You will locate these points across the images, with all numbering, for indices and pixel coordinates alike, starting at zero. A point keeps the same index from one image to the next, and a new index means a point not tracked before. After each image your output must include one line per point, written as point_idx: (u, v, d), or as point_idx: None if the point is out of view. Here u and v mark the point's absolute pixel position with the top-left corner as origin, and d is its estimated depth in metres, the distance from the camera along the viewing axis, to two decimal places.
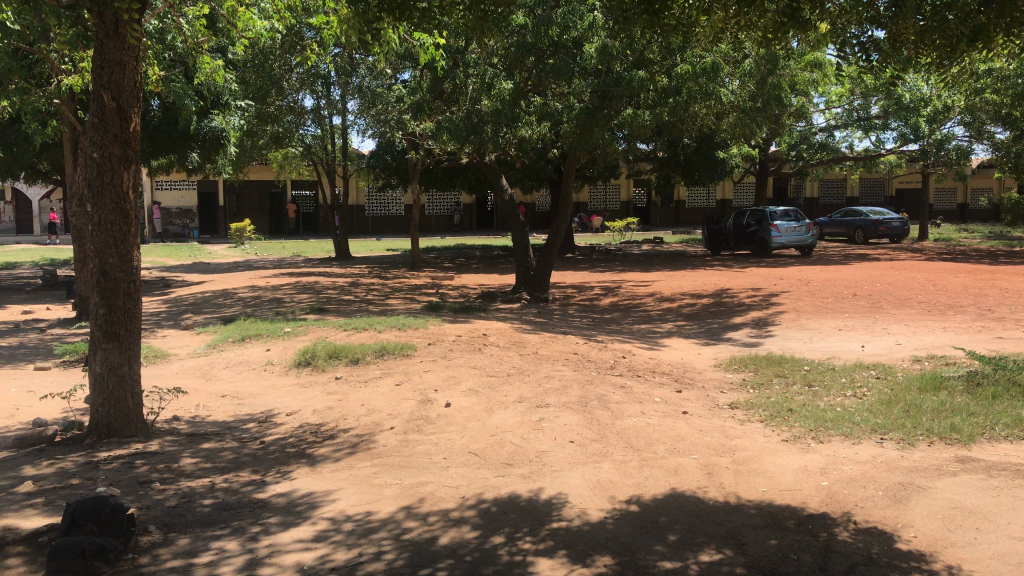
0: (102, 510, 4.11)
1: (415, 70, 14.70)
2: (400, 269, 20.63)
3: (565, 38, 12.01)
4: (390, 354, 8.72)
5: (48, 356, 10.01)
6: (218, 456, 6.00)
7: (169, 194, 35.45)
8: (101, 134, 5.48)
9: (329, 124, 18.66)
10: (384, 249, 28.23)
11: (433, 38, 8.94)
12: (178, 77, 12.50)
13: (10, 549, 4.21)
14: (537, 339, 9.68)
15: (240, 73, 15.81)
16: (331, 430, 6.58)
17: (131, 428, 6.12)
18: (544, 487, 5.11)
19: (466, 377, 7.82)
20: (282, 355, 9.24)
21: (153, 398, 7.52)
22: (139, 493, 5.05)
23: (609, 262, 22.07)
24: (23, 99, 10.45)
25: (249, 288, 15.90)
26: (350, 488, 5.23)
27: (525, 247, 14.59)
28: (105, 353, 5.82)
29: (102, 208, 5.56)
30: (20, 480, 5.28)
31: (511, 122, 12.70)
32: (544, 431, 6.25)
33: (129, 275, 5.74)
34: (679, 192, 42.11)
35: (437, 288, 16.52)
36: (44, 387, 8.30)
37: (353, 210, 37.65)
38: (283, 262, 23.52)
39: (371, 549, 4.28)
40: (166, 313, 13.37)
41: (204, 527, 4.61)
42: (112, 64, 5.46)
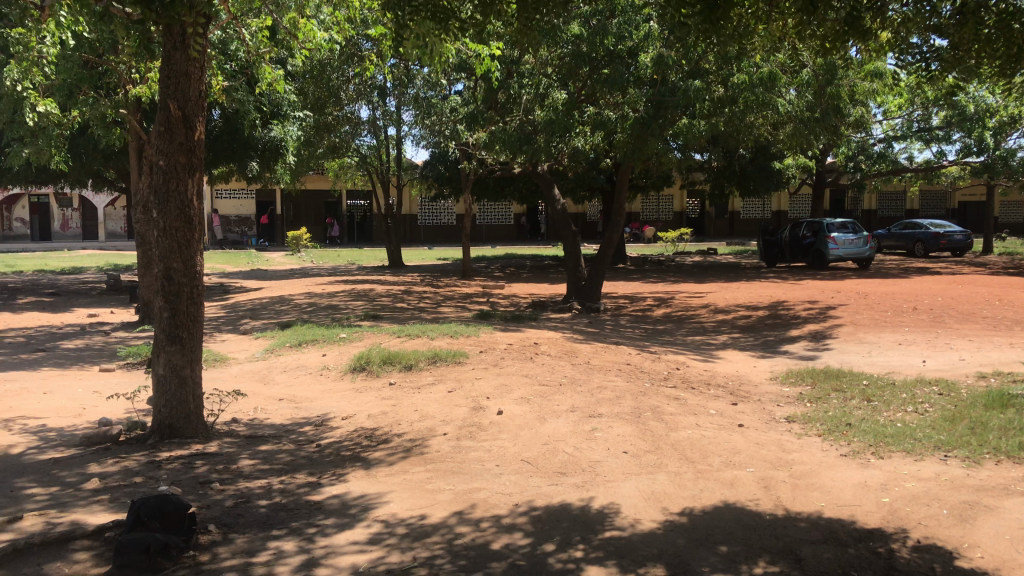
0: (166, 508, 4.25)
1: (471, 79, 14.83)
2: (451, 277, 20.74)
3: (621, 48, 12.07)
4: (442, 361, 8.78)
5: (112, 357, 10.31)
6: (276, 458, 6.11)
7: (228, 202, 36.38)
8: (167, 142, 5.68)
9: (383, 135, 18.90)
10: (437, 258, 28.43)
11: (489, 46, 9.16)
12: (241, 86, 12.80)
13: (76, 544, 4.39)
14: (590, 348, 9.66)
15: (299, 85, 16.40)
16: (384, 435, 6.64)
17: (192, 429, 6.28)
18: (595, 496, 5.10)
19: (518, 386, 7.82)
20: (338, 360, 9.37)
21: (214, 400, 7.71)
22: (200, 492, 5.19)
23: (662, 273, 21.95)
24: (92, 109, 10.99)
25: (306, 295, 16.16)
26: (403, 492, 5.28)
27: (576, 256, 14.59)
28: (169, 355, 5.99)
29: (168, 214, 5.74)
30: (87, 478, 5.49)
31: (564, 133, 12.57)
32: (597, 440, 6.23)
33: (192, 280, 5.91)
34: (735, 203, 41.76)
35: (488, 296, 16.63)
36: (109, 388, 8.55)
37: (406, 220, 38.26)
38: (338, 269, 23.85)
39: (425, 552, 4.32)
40: (226, 318, 13.67)
41: (263, 527, 4.71)
42: (178, 75, 5.66)
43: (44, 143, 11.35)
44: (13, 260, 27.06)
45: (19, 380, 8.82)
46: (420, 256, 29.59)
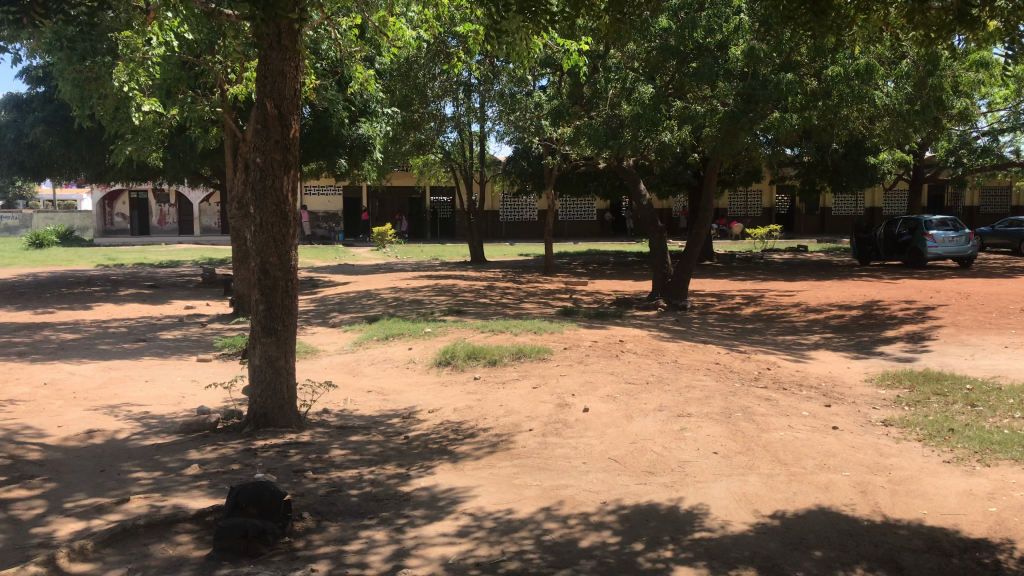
0: (263, 494, 4.39)
1: (557, 75, 14.80)
2: (534, 273, 20.79)
3: (710, 41, 11.89)
4: (527, 357, 8.81)
5: (209, 348, 10.70)
6: (365, 449, 6.23)
7: (316, 198, 37.31)
8: (264, 140, 5.84)
9: (467, 131, 19.05)
10: (519, 254, 28.52)
11: (577, 42, 9.14)
12: (331, 85, 13.08)
13: (180, 526, 4.58)
14: (677, 347, 9.54)
15: (387, 82, 16.67)
16: (471, 429, 6.70)
17: (286, 419, 6.46)
18: (684, 496, 5.03)
19: (604, 383, 7.79)
20: (424, 354, 9.50)
21: (306, 391, 7.93)
22: (293, 480, 5.34)
23: (749, 270, 21.53)
24: (190, 109, 11.46)
25: (392, 289, 16.44)
26: (491, 486, 5.32)
27: (662, 253, 14.43)
28: (264, 347, 6.17)
29: (264, 209, 5.91)
30: (187, 464, 5.72)
31: (652, 127, 12.43)
32: (686, 440, 6.14)
33: (287, 274, 6.07)
34: (826, 199, 40.59)
35: (572, 293, 16.59)
36: (207, 377, 8.88)
37: (488, 216, 38.51)
38: (423, 264, 24.18)
39: (513, 547, 4.34)
40: (316, 312, 14.02)
41: (355, 516, 4.81)
42: (274, 74, 5.81)
43: (145, 141, 11.81)
44: (115, 254, 28.36)
45: (123, 368, 9.25)
46: (502, 252, 29.70)
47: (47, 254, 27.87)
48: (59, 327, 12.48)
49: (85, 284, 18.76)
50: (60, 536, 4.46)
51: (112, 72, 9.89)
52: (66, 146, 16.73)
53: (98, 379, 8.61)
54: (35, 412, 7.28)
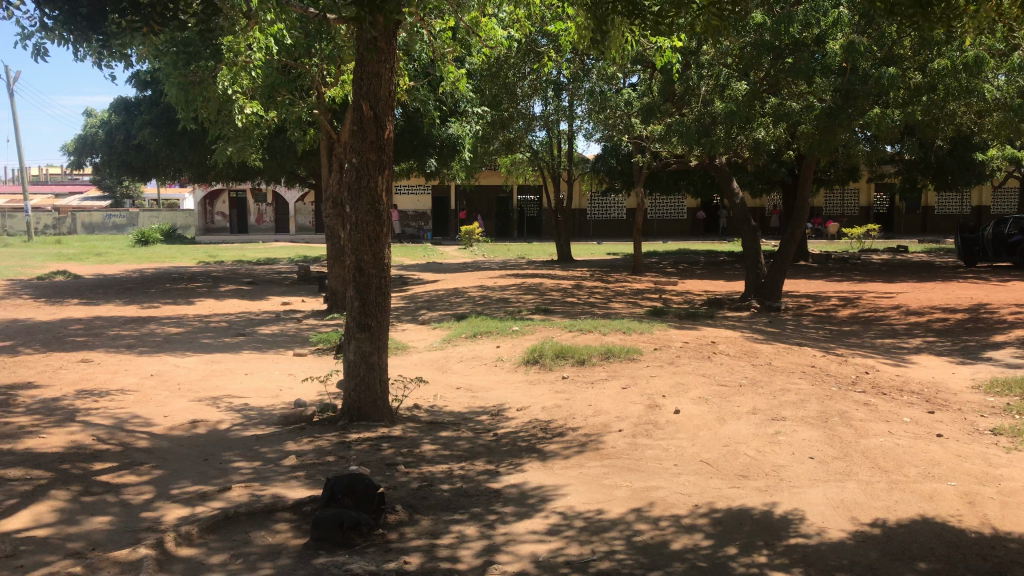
0: (358, 486, 4.50)
1: (647, 72, 14.66)
2: (622, 273, 20.64)
3: (806, 35, 11.58)
4: (616, 357, 8.76)
5: (304, 343, 11.01)
6: (456, 445, 6.31)
7: (406, 198, 37.97)
8: (360, 141, 5.99)
9: (556, 130, 19.05)
10: (605, 253, 28.43)
11: (670, 39, 9.05)
12: (423, 86, 13.29)
13: (279, 515, 4.73)
14: (770, 349, 9.33)
15: (477, 82, 16.82)
16: (559, 428, 6.71)
17: (378, 413, 6.60)
18: (779, 501, 4.92)
19: (695, 385, 7.68)
20: (512, 352, 9.56)
21: (398, 387, 8.09)
22: (387, 474, 5.45)
23: (846, 271, 20.86)
24: (288, 111, 11.89)
25: (480, 288, 16.58)
26: (581, 486, 5.31)
27: (755, 253, 14.14)
28: (359, 342, 6.32)
29: (359, 208, 6.05)
30: (285, 455, 5.91)
31: (746, 125, 12.18)
32: (780, 444, 6.00)
33: (380, 272, 6.20)
34: (929, 198, 38.99)
35: (661, 293, 16.40)
36: (302, 370, 9.16)
37: (576, 214, 38.44)
38: (510, 263, 24.31)
39: (604, 547, 4.33)
40: (406, 309, 14.26)
41: (446, 511, 4.88)
42: (370, 76, 5.94)
43: (246, 142, 12.24)
44: (216, 251, 29.51)
45: (224, 361, 9.62)
46: (589, 251, 29.57)
47: (152, 251, 29.19)
48: (165, 321, 13.06)
49: (189, 280, 19.57)
50: (167, 521, 4.67)
51: (216, 75, 10.27)
52: (172, 147, 17.48)
53: (201, 372, 8.98)
54: (144, 401, 7.65)
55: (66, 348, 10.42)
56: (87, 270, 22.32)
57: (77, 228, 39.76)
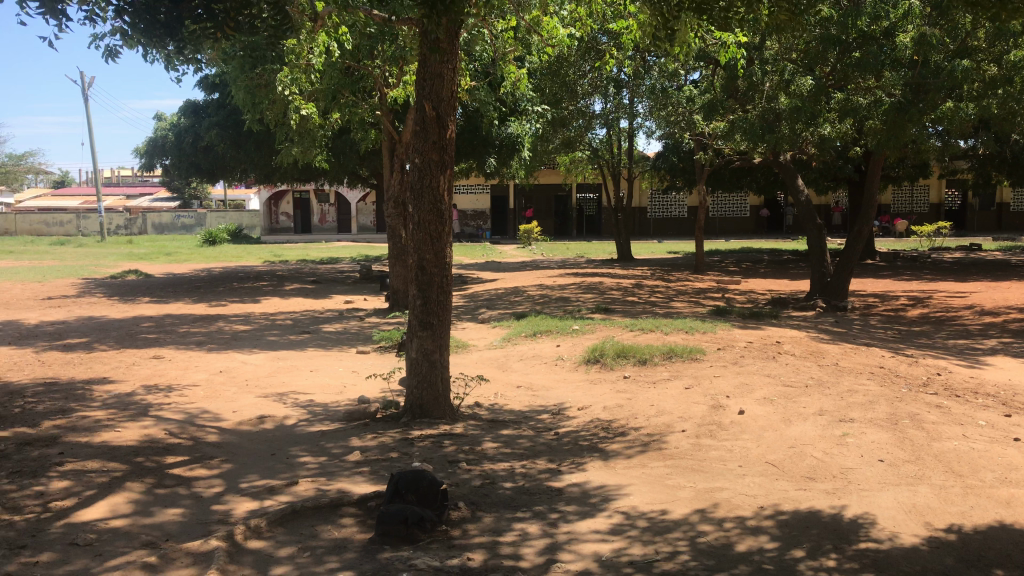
0: (421, 483, 4.55)
1: (710, 68, 14.48)
2: (683, 271, 20.44)
3: (874, 29, 11.29)
4: (678, 357, 8.67)
5: (366, 341, 11.16)
6: (516, 443, 6.33)
7: (465, 197, 38.22)
8: (422, 141, 6.05)
9: (616, 128, 18.94)
10: (666, 251, 28.15)
11: (734, 34, 8.94)
12: (484, 86, 13.35)
13: (345, 510, 4.81)
14: (837, 350, 9.12)
15: (537, 81, 16.83)
16: (621, 428, 6.67)
17: (440, 411, 6.65)
18: (848, 504, 4.81)
19: (760, 385, 7.56)
20: (572, 351, 9.54)
21: (459, 384, 8.14)
22: (448, 470, 5.50)
23: (916, 270, 20.28)
24: (351, 111, 12.09)
25: (539, 286, 16.58)
26: (643, 486, 5.28)
27: (820, 252, 13.86)
28: (420, 340, 6.38)
29: (421, 208, 6.12)
30: (349, 451, 6.01)
31: (812, 121, 11.95)
32: (848, 446, 5.87)
33: (442, 270, 6.24)
34: (1003, 194, 37.67)
35: (723, 292, 16.18)
36: (365, 368, 9.29)
37: (636, 213, 38.18)
38: (569, 262, 24.27)
39: (667, 547, 4.29)
40: (466, 308, 14.35)
41: (508, 509, 4.90)
42: (432, 77, 5.99)
43: (311, 143, 12.46)
44: (280, 250, 30.08)
45: (290, 358, 9.82)
46: (648, 249, 29.31)
47: (219, 250, 29.91)
48: (232, 319, 13.39)
49: (255, 279, 20.01)
50: (236, 514, 4.79)
51: (280, 77, 10.48)
52: (238, 149, 17.88)
53: (267, 368, 9.19)
54: (213, 397, 7.85)
55: (139, 344, 10.77)
56: (159, 269, 23.01)
57: (148, 229, 40.99)
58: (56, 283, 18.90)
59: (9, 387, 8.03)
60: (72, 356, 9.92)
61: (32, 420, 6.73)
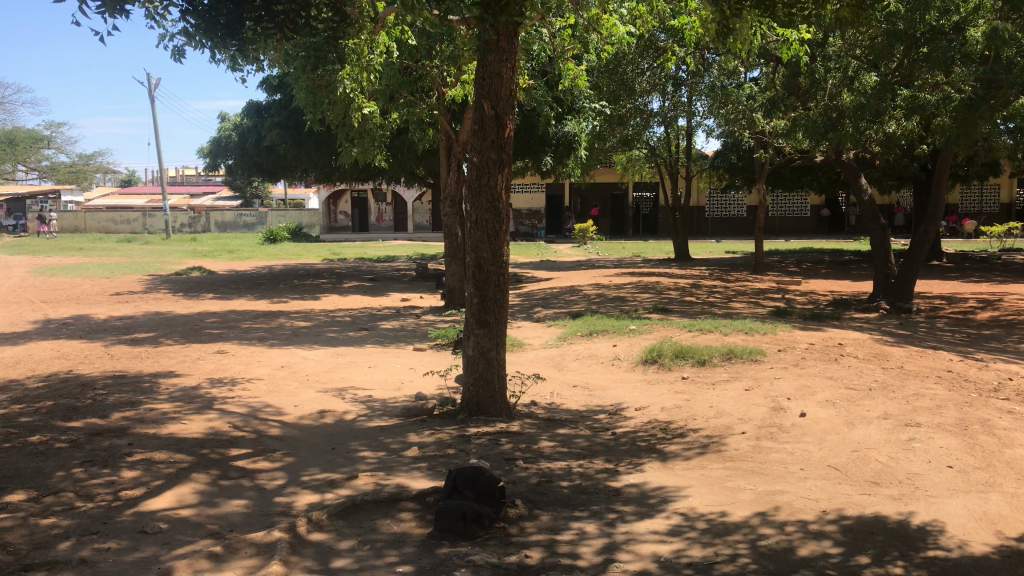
0: (479, 479, 4.58)
1: (772, 65, 14.25)
2: (742, 272, 20.16)
3: (944, 23, 11.00)
4: (738, 358, 8.56)
5: (423, 338, 11.26)
6: (573, 442, 6.32)
7: (521, 196, 38.30)
8: (481, 140, 6.08)
9: (674, 126, 18.76)
10: (724, 251, 27.79)
11: (799, 31, 8.81)
12: (542, 85, 13.36)
13: (404, 504, 4.87)
14: (903, 352, 8.90)
15: (595, 79, 16.76)
16: (679, 429, 6.61)
17: (496, 409, 6.68)
18: (915, 510, 4.70)
19: (821, 388, 7.42)
20: (629, 351, 9.49)
21: (516, 383, 8.17)
22: (506, 468, 5.52)
23: (985, 271, 19.68)
24: (410, 111, 12.21)
25: (595, 286, 16.52)
26: (702, 488, 5.22)
27: (884, 252, 13.55)
28: (477, 338, 6.41)
29: (479, 207, 6.15)
30: (408, 447, 6.07)
31: (877, 117, 11.67)
32: (915, 452, 5.73)
33: (499, 268, 6.27)
34: None
35: (783, 293, 15.91)
36: (422, 365, 9.37)
37: (693, 212, 37.81)
38: (625, 261, 24.13)
39: (727, 550, 4.24)
40: (522, 307, 14.38)
41: (566, 507, 4.90)
42: (491, 76, 6.01)
43: (369, 142, 12.61)
44: (339, 248, 30.52)
45: (349, 355, 9.96)
46: (705, 248, 28.97)
47: (279, 248, 30.43)
48: (292, 315, 13.62)
49: (314, 276, 20.33)
50: (299, 506, 4.87)
51: (340, 77, 10.62)
52: (299, 149, 18.19)
53: (327, 363, 9.33)
54: (275, 391, 8.01)
55: (203, 339, 11.03)
56: (221, 266, 23.52)
57: (211, 227, 41.93)
58: (124, 279, 19.47)
59: (80, 379, 8.30)
60: (139, 350, 10.21)
61: (103, 412, 6.95)
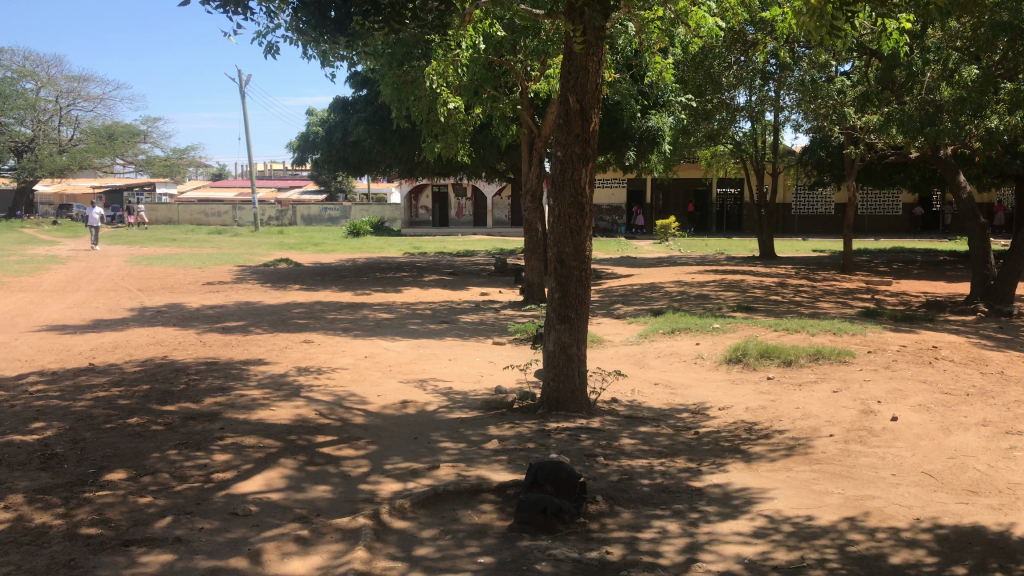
0: (560, 474, 4.57)
1: (865, 57, 13.82)
2: (829, 271, 19.61)
3: None
4: (825, 359, 8.34)
5: (503, 333, 11.31)
6: (655, 440, 6.26)
7: (602, 192, 38.16)
8: (565, 134, 6.06)
9: (761, 120, 18.36)
10: (809, 249, 27.08)
11: (898, 20, 8.54)
12: (627, 78, 13.26)
13: (485, 496, 4.90)
14: (1003, 357, 8.51)
15: (681, 73, 16.54)
16: (764, 430, 6.48)
17: (577, 404, 6.66)
18: (1016, 522, 4.49)
19: (915, 392, 7.16)
20: (712, 350, 9.34)
21: (597, 379, 8.13)
22: (586, 464, 5.50)
23: None
24: (493, 106, 12.27)
25: (677, 283, 16.31)
26: (788, 490, 5.11)
27: (983, 251, 12.99)
28: (558, 333, 6.42)
29: (563, 201, 6.14)
30: (488, 439, 6.11)
31: (977, 111, 11.19)
32: (1017, 461, 5.47)
33: (581, 263, 6.24)
34: None
35: (872, 293, 15.40)
36: (502, 359, 9.42)
37: (779, 210, 36.99)
38: (707, 259, 23.75)
39: (815, 554, 4.14)
40: (602, 303, 14.32)
41: (647, 505, 4.86)
42: (577, 69, 5.98)
43: (453, 138, 12.71)
44: (420, 242, 30.93)
45: (430, 347, 10.09)
46: (790, 246, 28.30)
47: (362, 242, 30.98)
48: (375, 307, 13.87)
49: (395, 270, 20.64)
50: (382, 494, 4.96)
51: (427, 72, 10.73)
52: (383, 144, 18.48)
53: (409, 355, 9.47)
54: (359, 381, 8.18)
55: (290, 329, 11.34)
56: (307, 259, 24.12)
57: (298, 220, 43.03)
58: (215, 270, 20.16)
59: (175, 364, 8.64)
60: (230, 337, 10.55)
61: (196, 396, 7.21)
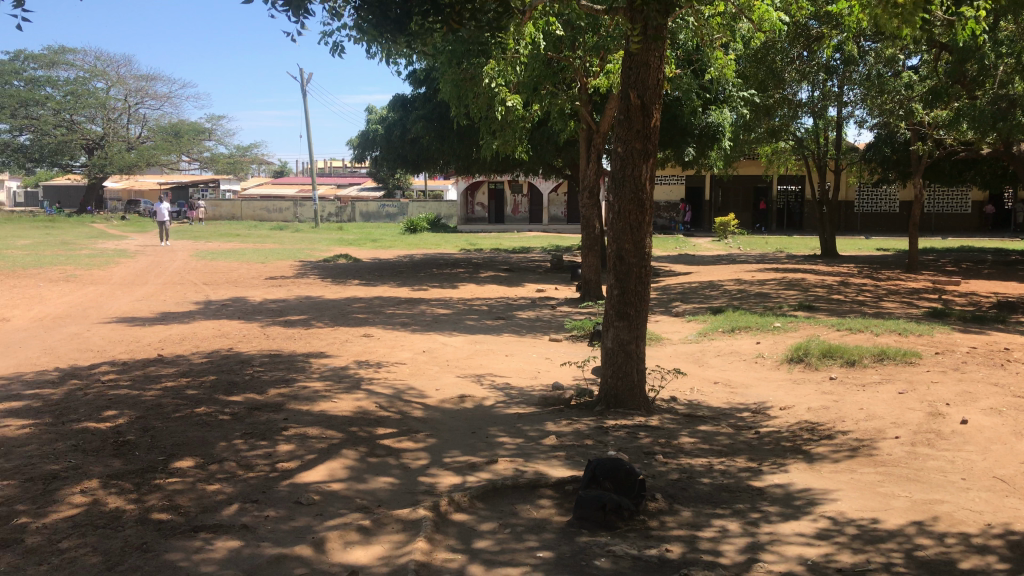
0: (618, 472, 4.57)
1: (934, 51, 13.47)
2: (894, 270, 19.14)
3: None
4: (890, 360, 8.17)
5: (559, 329, 11.32)
6: (715, 439, 6.21)
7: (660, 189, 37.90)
8: (626, 130, 6.05)
9: (824, 116, 18.02)
10: (873, 248, 26.47)
11: (972, 10, 8.30)
12: (687, 73, 13.14)
13: (543, 491, 4.93)
14: None
15: (742, 68, 16.34)
16: (827, 430, 6.37)
17: (635, 402, 6.63)
18: None
19: (985, 394, 6.96)
20: (773, 349, 9.21)
21: (656, 377, 8.09)
22: (645, 462, 5.49)
23: None
24: (551, 102, 12.26)
25: (736, 281, 16.10)
26: (851, 492, 5.02)
27: None
28: (616, 330, 6.41)
29: (623, 197, 6.13)
30: (546, 435, 6.13)
31: None
32: None
33: (640, 260, 6.22)
34: None
35: (939, 293, 14.99)
36: (559, 355, 9.43)
37: (842, 207, 36.27)
38: (767, 257, 23.40)
39: (880, 558, 4.06)
40: (659, 300, 14.22)
41: (707, 504, 4.83)
42: (639, 65, 5.96)
43: (512, 135, 12.75)
44: (476, 239, 31.07)
45: (487, 342, 10.15)
46: (852, 245, 27.70)
47: (420, 238, 31.26)
48: (432, 303, 14.00)
49: (452, 266, 20.79)
50: (442, 486, 5.02)
51: (486, 69, 10.78)
52: (442, 141, 18.62)
53: (466, 350, 9.55)
54: (417, 375, 8.27)
55: (350, 323, 11.52)
56: (366, 255, 24.45)
57: (356, 216, 43.62)
58: (276, 265, 20.58)
59: (239, 356, 8.85)
60: (292, 331, 10.77)
61: (260, 388, 7.39)
